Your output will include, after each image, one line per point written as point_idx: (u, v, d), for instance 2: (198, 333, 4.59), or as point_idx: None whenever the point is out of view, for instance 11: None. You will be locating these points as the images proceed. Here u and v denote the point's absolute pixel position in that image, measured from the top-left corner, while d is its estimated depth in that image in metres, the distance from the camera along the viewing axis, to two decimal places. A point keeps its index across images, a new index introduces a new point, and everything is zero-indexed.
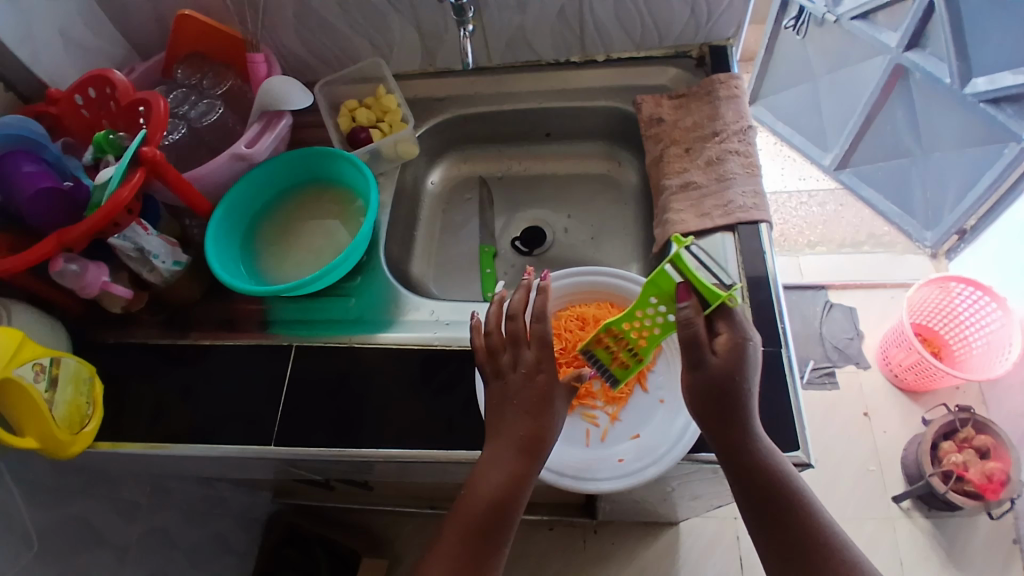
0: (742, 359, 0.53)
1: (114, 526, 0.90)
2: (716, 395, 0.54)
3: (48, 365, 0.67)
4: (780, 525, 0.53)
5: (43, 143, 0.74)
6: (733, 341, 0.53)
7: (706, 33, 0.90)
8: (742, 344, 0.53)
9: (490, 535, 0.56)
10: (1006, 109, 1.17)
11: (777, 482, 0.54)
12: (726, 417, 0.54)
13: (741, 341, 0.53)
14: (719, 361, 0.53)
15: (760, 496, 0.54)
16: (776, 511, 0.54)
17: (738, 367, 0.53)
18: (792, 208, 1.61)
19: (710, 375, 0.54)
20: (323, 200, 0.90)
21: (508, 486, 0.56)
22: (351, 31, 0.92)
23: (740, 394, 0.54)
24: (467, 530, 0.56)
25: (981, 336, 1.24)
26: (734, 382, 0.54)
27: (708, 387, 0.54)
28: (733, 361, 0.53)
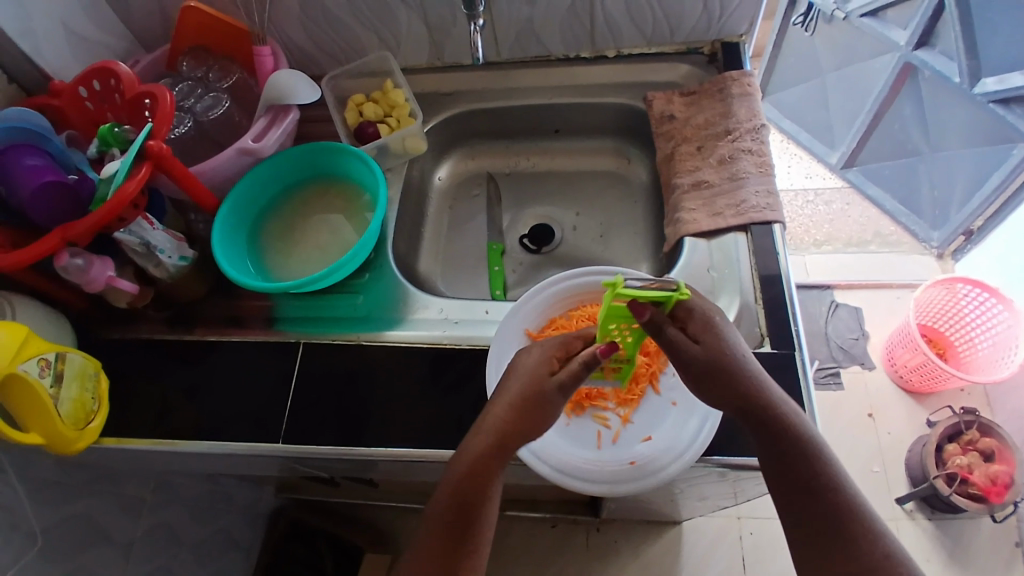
0: (717, 341, 0.56)
1: (118, 523, 0.89)
2: (706, 375, 0.57)
3: (53, 361, 0.66)
4: (813, 492, 0.55)
5: (46, 136, 0.72)
6: (703, 319, 0.57)
7: (718, 29, 0.88)
8: (710, 323, 0.57)
9: (456, 531, 0.57)
10: (1015, 109, 1.16)
11: (807, 452, 0.56)
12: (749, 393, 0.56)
13: (709, 320, 0.57)
14: (700, 348, 0.56)
15: (791, 465, 0.56)
16: (808, 479, 0.55)
17: (717, 351, 0.56)
18: (798, 206, 1.60)
19: (702, 359, 0.56)
20: (330, 197, 0.89)
21: (464, 484, 0.57)
22: (359, 24, 0.90)
23: (738, 373, 0.56)
24: (438, 527, 0.57)
25: (987, 337, 1.23)
26: (728, 362, 0.56)
27: (700, 371, 0.56)
28: (710, 343, 0.56)
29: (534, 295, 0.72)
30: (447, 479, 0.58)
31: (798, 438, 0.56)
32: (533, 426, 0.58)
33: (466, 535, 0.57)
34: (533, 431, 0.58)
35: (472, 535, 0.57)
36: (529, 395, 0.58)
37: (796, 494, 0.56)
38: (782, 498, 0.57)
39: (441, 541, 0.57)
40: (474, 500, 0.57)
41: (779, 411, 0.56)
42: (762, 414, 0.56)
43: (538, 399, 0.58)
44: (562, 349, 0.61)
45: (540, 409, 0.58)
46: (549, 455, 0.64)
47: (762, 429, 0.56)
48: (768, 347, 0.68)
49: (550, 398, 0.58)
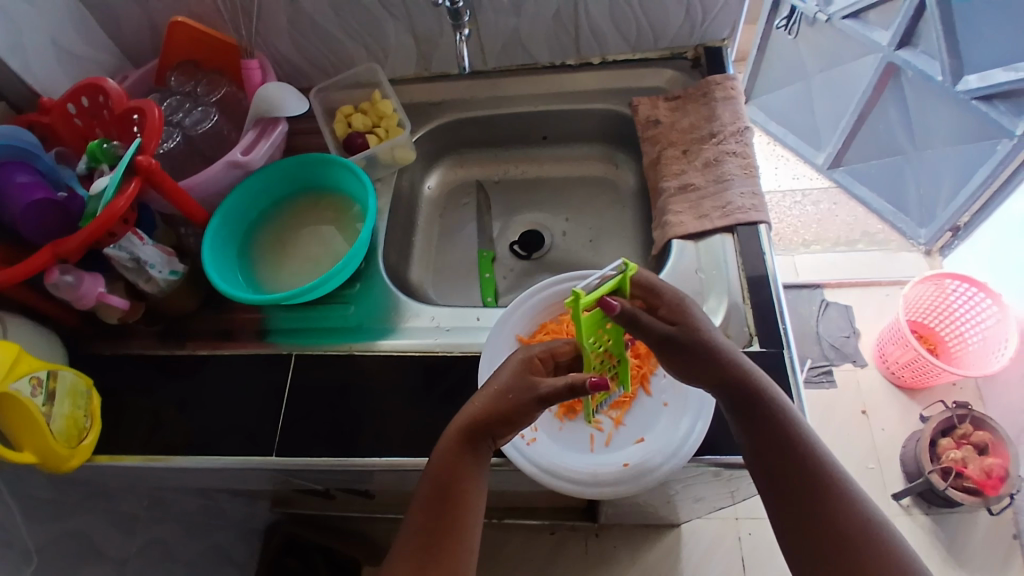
0: (688, 321, 0.60)
1: (112, 540, 0.89)
2: (683, 355, 0.59)
3: (45, 378, 0.66)
4: (795, 471, 0.56)
5: (36, 153, 0.73)
6: (673, 301, 0.60)
7: (701, 34, 0.90)
8: (680, 305, 0.60)
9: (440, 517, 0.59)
10: (998, 105, 1.18)
11: (788, 433, 0.57)
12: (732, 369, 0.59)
13: (678, 302, 0.60)
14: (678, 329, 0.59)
15: (773, 445, 0.57)
16: (790, 459, 0.57)
17: (690, 330, 0.59)
18: (786, 207, 1.61)
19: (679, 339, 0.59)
20: (320, 208, 0.90)
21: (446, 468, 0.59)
22: (346, 37, 0.91)
23: (716, 351, 0.59)
24: (424, 514, 0.59)
25: (977, 332, 1.24)
26: (699, 339, 0.59)
27: (679, 351, 0.59)
28: (681, 324, 0.59)
29: (526, 299, 0.73)
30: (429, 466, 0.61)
31: (780, 419, 0.58)
32: (506, 414, 0.59)
33: (449, 520, 0.59)
34: (508, 419, 0.59)
35: (455, 520, 0.59)
36: (503, 383, 0.60)
37: (780, 473, 0.57)
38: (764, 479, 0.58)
39: (420, 527, 0.59)
40: (450, 485, 0.59)
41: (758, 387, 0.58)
42: (742, 392, 0.58)
43: (511, 387, 0.60)
44: (544, 353, 0.62)
45: (514, 397, 0.59)
46: (541, 459, 0.64)
47: (743, 409, 0.58)
48: (758, 347, 0.69)
49: (524, 386, 0.60)
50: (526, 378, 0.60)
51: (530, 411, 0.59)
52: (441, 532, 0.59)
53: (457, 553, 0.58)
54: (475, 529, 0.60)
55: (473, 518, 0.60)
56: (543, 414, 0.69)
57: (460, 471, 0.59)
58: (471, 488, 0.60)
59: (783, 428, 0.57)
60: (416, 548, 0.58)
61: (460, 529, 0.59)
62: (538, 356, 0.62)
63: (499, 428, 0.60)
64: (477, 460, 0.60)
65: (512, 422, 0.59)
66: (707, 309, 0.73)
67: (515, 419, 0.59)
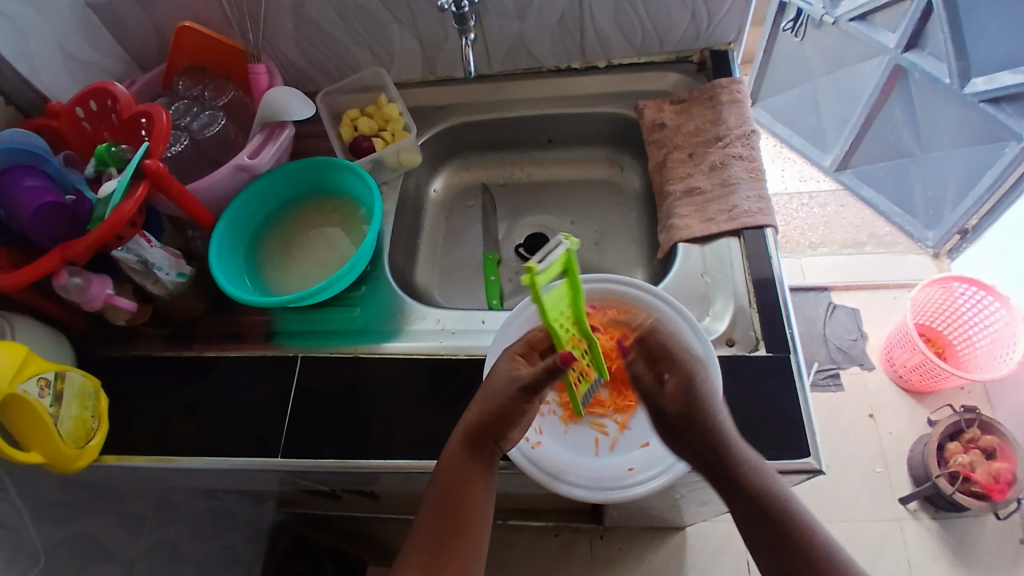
0: (691, 395, 0.59)
1: (120, 541, 0.89)
2: (674, 423, 0.59)
3: (53, 380, 0.67)
4: (782, 544, 0.54)
5: (46, 157, 0.73)
6: (683, 375, 0.60)
7: (707, 38, 0.89)
8: (690, 381, 0.59)
9: (449, 522, 0.59)
10: (1006, 108, 1.17)
11: (770, 501, 0.56)
12: (710, 437, 0.57)
13: (690, 377, 0.60)
14: (671, 401, 0.60)
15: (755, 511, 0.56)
16: (774, 530, 0.55)
17: (688, 404, 0.59)
18: (793, 209, 1.61)
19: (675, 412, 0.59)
20: (327, 210, 0.90)
21: (455, 473, 0.60)
22: (351, 41, 0.92)
23: (707, 424, 0.57)
24: (434, 519, 0.60)
25: (986, 335, 1.24)
26: (699, 410, 0.58)
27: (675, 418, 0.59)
28: (684, 397, 0.59)
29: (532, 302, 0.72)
30: (437, 472, 0.61)
31: (760, 486, 0.56)
32: (501, 410, 0.60)
33: (459, 524, 0.59)
34: (505, 416, 0.60)
35: (464, 524, 0.60)
36: (497, 382, 0.61)
37: (768, 544, 0.55)
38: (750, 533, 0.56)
39: (429, 530, 0.60)
40: (454, 486, 0.60)
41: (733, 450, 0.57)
42: (720, 463, 0.57)
43: (503, 383, 0.61)
44: (524, 349, 0.64)
45: (507, 393, 0.60)
46: (546, 463, 0.64)
47: (722, 481, 0.57)
48: (764, 351, 0.69)
49: (515, 380, 0.60)
50: (517, 374, 0.61)
51: (525, 405, 0.60)
52: (450, 533, 0.59)
53: (467, 556, 0.59)
54: (482, 528, 0.60)
55: (479, 517, 0.60)
56: (548, 417, 0.69)
57: (464, 472, 0.60)
58: (476, 488, 0.60)
59: (765, 499, 0.56)
60: (425, 551, 0.59)
61: (467, 528, 0.60)
62: (517, 352, 0.64)
63: (498, 426, 0.60)
64: (481, 459, 0.60)
65: (509, 418, 0.60)
66: (713, 312, 0.73)
67: (511, 415, 0.60)
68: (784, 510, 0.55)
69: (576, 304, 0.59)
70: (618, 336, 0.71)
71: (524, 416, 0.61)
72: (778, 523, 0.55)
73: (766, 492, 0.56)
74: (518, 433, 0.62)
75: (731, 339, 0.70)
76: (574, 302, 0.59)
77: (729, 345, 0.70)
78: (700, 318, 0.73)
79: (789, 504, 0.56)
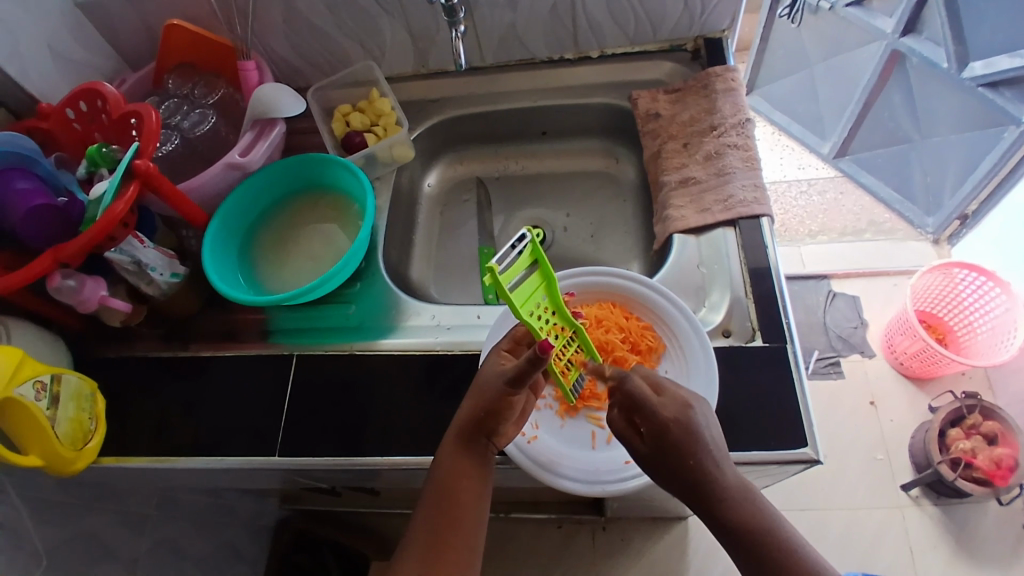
0: (666, 446, 0.55)
1: (122, 540, 0.89)
2: (650, 468, 0.57)
3: (49, 383, 0.67)
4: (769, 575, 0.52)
5: (34, 158, 0.72)
6: (658, 423, 0.55)
7: (701, 25, 0.88)
8: (665, 428, 0.55)
9: (444, 518, 0.59)
10: (1004, 92, 1.16)
11: (760, 532, 0.53)
12: (685, 482, 0.54)
13: (665, 423, 0.55)
14: (645, 448, 0.57)
15: (743, 533, 0.53)
16: (761, 563, 0.52)
17: (663, 454, 0.55)
18: (792, 197, 1.60)
19: (662, 441, 0.55)
20: (320, 207, 0.90)
21: (448, 468, 0.60)
22: (342, 35, 0.91)
23: (690, 456, 0.54)
24: (430, 516, 0.60)
25: (986, 321, 1.23)
26: (676, 459, 0.54)
27: (657, 443, 0.55)
28: (657, 446, 0.55)
29: None
30: (432, 469, 0.61)
31: (751, 516, 0.53)
32: (489, 405, 0.60)
33: (453, 519, 0.59)
34: (493, 411, 0.60)
35: (459, 519, 0.59)
36: (484, 378, 0.61)
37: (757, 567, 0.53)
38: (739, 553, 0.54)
39: (424, 527, 0.60)
40: (448, 483, 0.60)
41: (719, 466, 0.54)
42: (701, 501, 0.54)
43: (489, 377, 0.61)
44: (511, 344, 0.65)
45: (493, 388, 0.60)
46: (543, 457, 0.64)
47: (708, 516, 0.54)
48: (761, 341, 0.68)
49: (500, 374, 0.60)
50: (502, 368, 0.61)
51: (512, 399, 0.60)
52: (445, 532, 0.59)
53: (462, 551, 0.59)
54: (477, 525, 0.60)
55: (474, 514, 0.60)
56: (545, 412, 0.69)
57: (458, 469, 0.60)
58: (469, 485, 0.60)
59: (754, 526, 0.53)
60: (421, 550, 0.59)
61: (462, 526, 0.59)
62: (504, 349, 0.65)
63: (488, 422, 0.60)
64: (472, 456, 0.60)
65: (498, 413, 0.60)
66: (709, 303, 0.73)
67: (499, 410, 0.60)
68: (775, 541, 0.52)
69: (550, 291, 0.59)
70: (613, 329, 0.70)
71: (514, 411, 0.61)
72: (766, 556, 0.52)
73: (756, 524, 0.53)
74: (509, 430, 0.62)
75: (728, 330, 0.70)
76: (547, 290, 0.59)
77: (726, 336, 0.70)
78: (697, 309, 0.73)
79: (783, 534, 0.53)
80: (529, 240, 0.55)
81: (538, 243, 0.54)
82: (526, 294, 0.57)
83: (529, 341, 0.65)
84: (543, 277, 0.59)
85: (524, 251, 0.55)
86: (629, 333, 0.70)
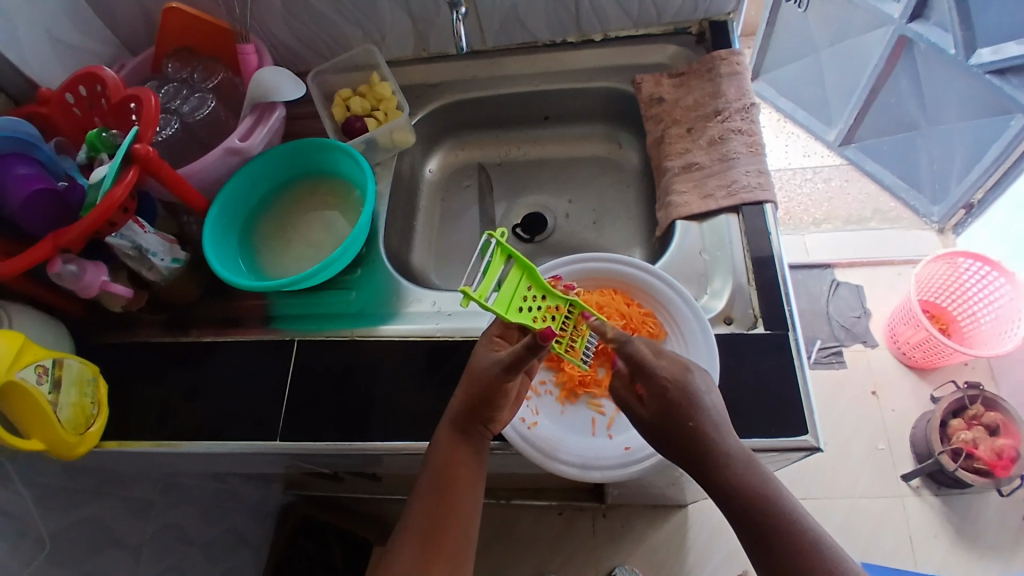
0: (666, 407, 0.55)
1: (127, 526, 0.90)
2: (651, 433, 0.57)
3: (51, 367, 0.67)
4: (777, 548, 0.51)
5: (36, 144, 0.72)
6: (658, 385, 0.56)
7: (705, 8, 0.87)
8: (664, 389, 0.56)
9: (441, 502, 0.60)
10: (1012, 80, 1.15)
11: (763, 503, 0.52)
12: (687, 448, 0.55)
13: (664, 385, 0.56)
14: (645, 411, 0.57)
15: (743, 502, 0.52)
16: (764, 531, 0.52)
17: (662, 417, 0.56)
18: (796, 185, 1.59)
19: (663, 403, 0.56)
20: (320, 193, 0.89)
21: (446, 455, 0.60)
22: (341, 18, 0.90)
23: (690, 419, 0.54)
24: (427, 502, 0.60)
25: (990, 310, 1.22)
26: (676, 422, 0.55)
27: (658, 407, 0.56)
28: (657, 408, 0.56)
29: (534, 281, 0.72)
30: (430, 455, 0.61)
31: (755, 487, 0.53)
32: (484, 393, 0.59)
33: (449, 506, 0.59)
34: (488, 398, 0.60)
35: (454, 505, 0.60)
36: (479, 365, 0.61)
37: (759, 540, 0.52)
38: (742, 527, 0.53)
39: (422, 513, 0.60)
40: (445, 470, 0.60)
41: (717, 434, 0.54)
42: (703, 471, 0.54)
43: (484, 365, 0.61)
44: (502, 330, 0.65)
45: (487, 375, 0.59)
46: (543, 443, 0.64)
47: (707, 484, 0.55)
48: (763, 328, 0.68)
49: (494, 362, 0.60)
50: (496, 355, 0.61)
51: (508, 386, 0.60)
52: (442, 521, 0.59)
53: (458, 536, 0.59)
54: (474, 510, 0.60)
55: (470, 501, 0.60)
56: (545, 398, 0.69)
57: (454, 457, 0.60)
58: (465, 471, 0.60)
59: (754, 496, 0.52)
60: (419, 537, 0.59)
61: (459, 512, 0.60)
62: (495, 334, 0.65)
63: (483, 408, 0.60)
64: (469, 443, 0.61)
65: (493, 400, 0.60)
66: (711, 291, 0.72)
67: (494, 397, 0.60)
68: (779, 513, 0.52)
69: (534, 279, 0.62)
70: (614, 316, 0.70)
71: (508, 397, 0.61)
72: (772, 527, 0.51)
73: (757, 494, 0.52)
74: (504, 415, 0.63)
75: (730, 318, 0.70)
76: (531, 280, 0.62)
77: (728, 324, 0.69)
78: (698, 296, 0.73)
79: (784, 505, 0.52)
80: (495, 242, 0.59)
81: (504, 240, 0.59)
82: (510, 292, 0.60)
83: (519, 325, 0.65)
84: (523, 270, 0.62)
85: (494, 254, 0.59)
86: (630, 320, 0.70)
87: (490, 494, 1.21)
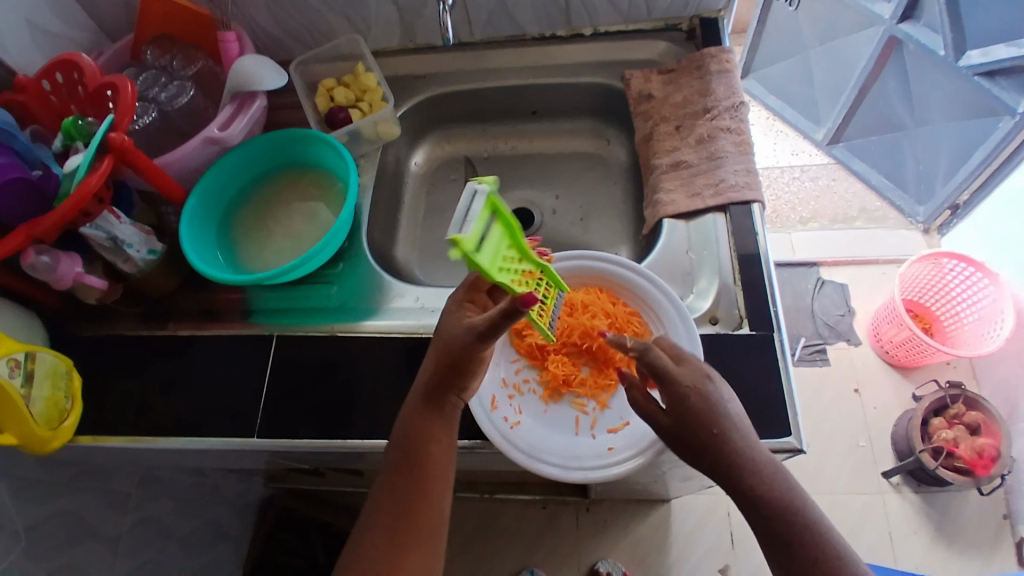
0: (687, 417, 0.54)
1: (104, 519, 0.88)
2: (670, 440, 0.56)
3: (23, 360, 0.65)
4: (793, 549, 0.52)
5: (11, 132, 0.69)
6: (676, 392, 0.55)
7: (696, 5, 0.86)
8: (685, 397, 0.55)
9: (410, 479, 0.59)
10: (1001, 82, 1.15)
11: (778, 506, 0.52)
12: (711, 454, 0.54)
13: (685, 392, 0.55)
14: (667, 419, 0.56)
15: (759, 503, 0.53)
16: (783, 533, 0.52)
17: (682, 426, 0.55)
18: (784, 183, 1.59)
19: (687, 413, 0.54)
20: (301, 185, 0.87)
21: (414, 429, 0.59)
22: (326, 7, 0.88)
23: (713, 427, 0.54)
24: (397, 481, 0.59)
25: (972, 311, 1.23)
26: (698, 430, 0.54)
27: (681, 418, 0.55)
28: (678, 416, 0.55)
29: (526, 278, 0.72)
30: (399, 429, 0.60)
31: (773, 491, 0.53)
32: (456, 362, 0.59)
33: (419, 483, 0.59)
34: (459, 366, 0.59)
35: (425, 482, 0.59)
36: (450, 333, 0.60)
37: (778, 542, 0.52)
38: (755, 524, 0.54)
39: (392, 491, 0.59)
40: (415, 447, 0.59)
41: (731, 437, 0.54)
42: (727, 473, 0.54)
43: (455, 333, 0.59)
44: (471, 294, 0.63)
45: (459, 341, 0.58)
46: (522, 442, 0.63)
47: (730, 487, 0.54)
48: (747, 329, 0.68)
49: (466, 329, 0.59)
50: (467, 322, 0.59)
51: (478, 353, 0.59)
52: (414, 499, 0.58)
53: (428, 513, 0.58)
54: (446, 482, 0.60)
55: (442, 475, 0.60)
56: (528, 397, 0.68)
57: (426, 431, 0.59)
58: (437, 445, 0.59)
59: (769, 499, 0.53)
60: (390, 516, 0.58)
61: (430, 489, 0.59)
62: (466, 299, 0.63)
63: (453, 377, 0.60)
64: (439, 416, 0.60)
65: (463, 369, 0.59)
66: (697, 290, 0.72)
67: (465, 364, 0.59)
68: (792, 516, 0.52)
69: (513, 238, 0.59)
70: (598, 315, 0.70)
71: (480, 364, 0.61)
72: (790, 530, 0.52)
73: (774, 497, 0.53)
74: (474, 382, 0.63)
75: (715, 317, 0.69)
76: (510, 239, 0.59)
77: (713, 324, 0.69)
78: (684, 295, 0.72)
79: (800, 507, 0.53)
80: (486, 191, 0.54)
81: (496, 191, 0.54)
82: (495, 251, 0.56)
83: (489, 287, 0.64)
84: (504, 226, 0.58)
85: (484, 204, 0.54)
86: (615, 319, 0.69)
87: (474, 489, 1.21)
